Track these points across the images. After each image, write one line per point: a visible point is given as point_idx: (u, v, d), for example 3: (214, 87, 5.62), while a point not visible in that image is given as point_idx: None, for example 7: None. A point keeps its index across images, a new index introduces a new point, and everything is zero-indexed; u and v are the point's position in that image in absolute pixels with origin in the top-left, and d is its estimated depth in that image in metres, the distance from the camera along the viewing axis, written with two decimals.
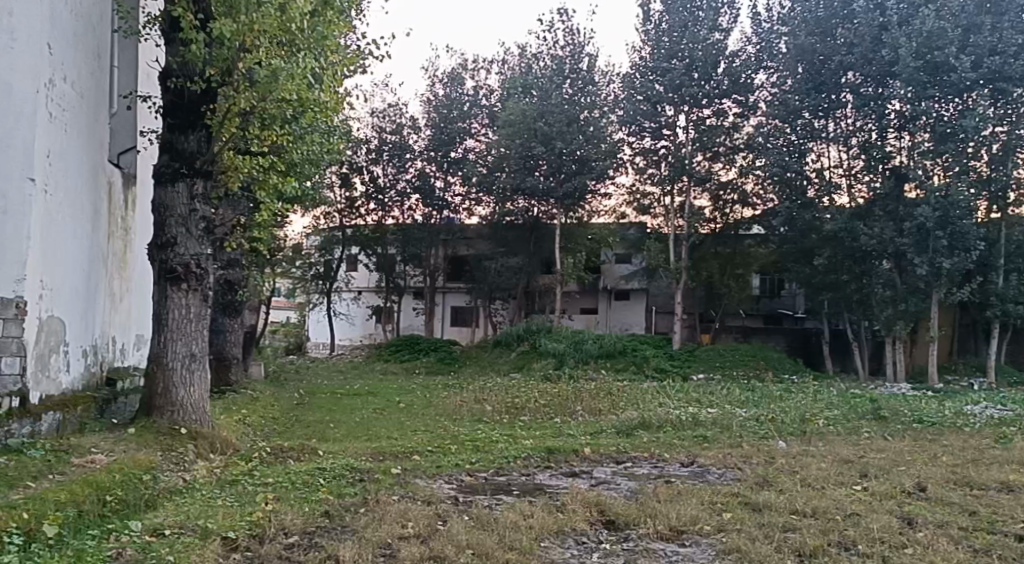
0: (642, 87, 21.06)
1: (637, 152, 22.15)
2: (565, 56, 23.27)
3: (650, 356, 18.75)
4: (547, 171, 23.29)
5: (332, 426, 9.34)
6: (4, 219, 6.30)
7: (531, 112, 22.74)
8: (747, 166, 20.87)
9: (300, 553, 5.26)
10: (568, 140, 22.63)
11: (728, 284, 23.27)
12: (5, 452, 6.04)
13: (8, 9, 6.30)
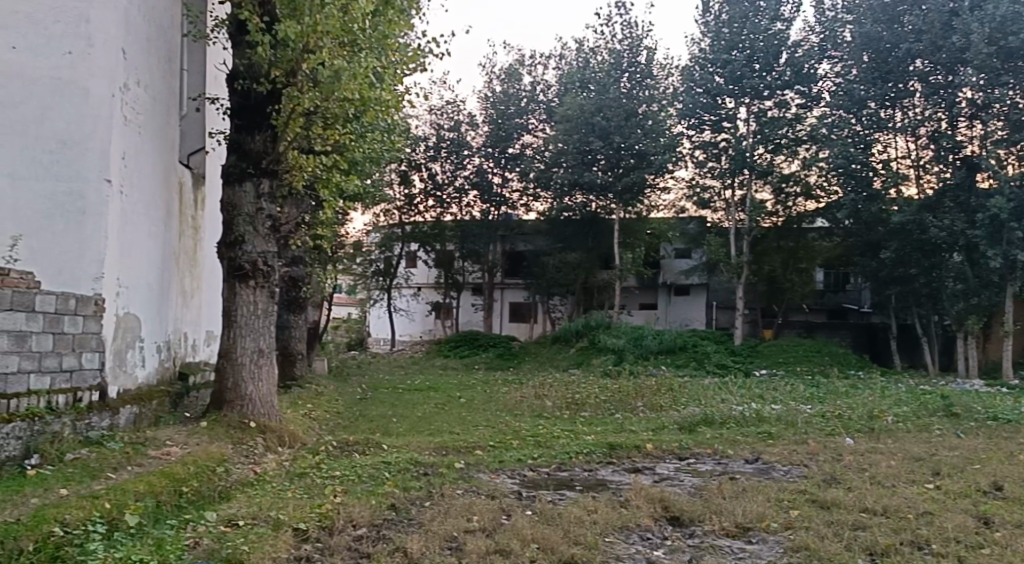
0: (701, 79, 20.96)
1: (696, 146, 21.95)
2: (623, 49, 23.15)
3: (711, 352, 18.53)
4: (605, 167, 23.62)
5: (395, 420, 9.47)
6: (83, 219, 6.48)
7: (588, 107, 23.03)
8: (811, 158, 20.37)
9: (368, 545, 5.41)
10: (626, 134, 22.86)
11: (791, 279, 23.09)
12: (87, 443, 6.33)
13: (85, 16, 6.53)
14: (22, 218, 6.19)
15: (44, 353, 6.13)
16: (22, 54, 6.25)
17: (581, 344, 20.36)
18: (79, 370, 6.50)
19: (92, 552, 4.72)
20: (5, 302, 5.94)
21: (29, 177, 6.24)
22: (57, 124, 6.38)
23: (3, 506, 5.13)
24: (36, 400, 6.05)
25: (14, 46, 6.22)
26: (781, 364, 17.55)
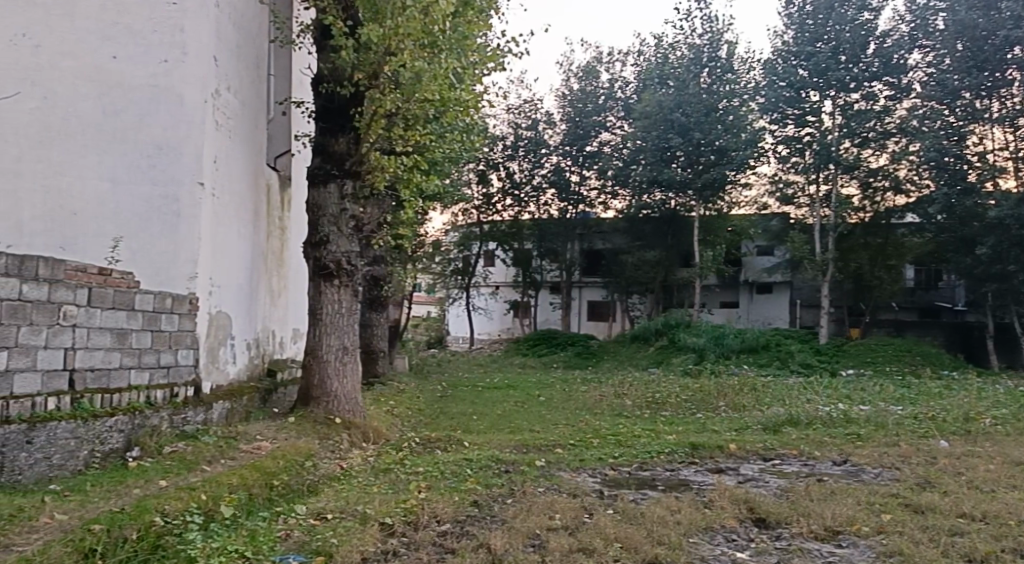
0: (784, 72, 20.79)
1: (779, 140, 21.93)
2: (704, 44, 22.99)
3: (794, 352, 18.10)
4: (684, 163, 23.66)
5: (476, 418, 9.54)
6: (178, 221, 6.80)
7: (667, 103, 23.09)
8: (900, 151, 20.31)
9: (453, 540, 5.48)
10: (706, 130, 22.78)
11: (880, 276, 22.74)
12: (184, 437, 6.67)
13: (180, 26, 6.84)
14: (124, 220, 6.62)
15: (143, 350, 6.48)
16: (123, 64, 6.63)
17: (662, 342, 20.41)
18: (176, 366, 6.90)
19: (191, 540, 4.91)
20: (109, 301, 6.18)
21: (129, 181, 6.63)
22: (155, 130, 6.72)
23: (108, 496, 5.41)
24: (137, 395, 6.41)
25: (115, 56, 6.62)
26: (869, 364, 17.09)
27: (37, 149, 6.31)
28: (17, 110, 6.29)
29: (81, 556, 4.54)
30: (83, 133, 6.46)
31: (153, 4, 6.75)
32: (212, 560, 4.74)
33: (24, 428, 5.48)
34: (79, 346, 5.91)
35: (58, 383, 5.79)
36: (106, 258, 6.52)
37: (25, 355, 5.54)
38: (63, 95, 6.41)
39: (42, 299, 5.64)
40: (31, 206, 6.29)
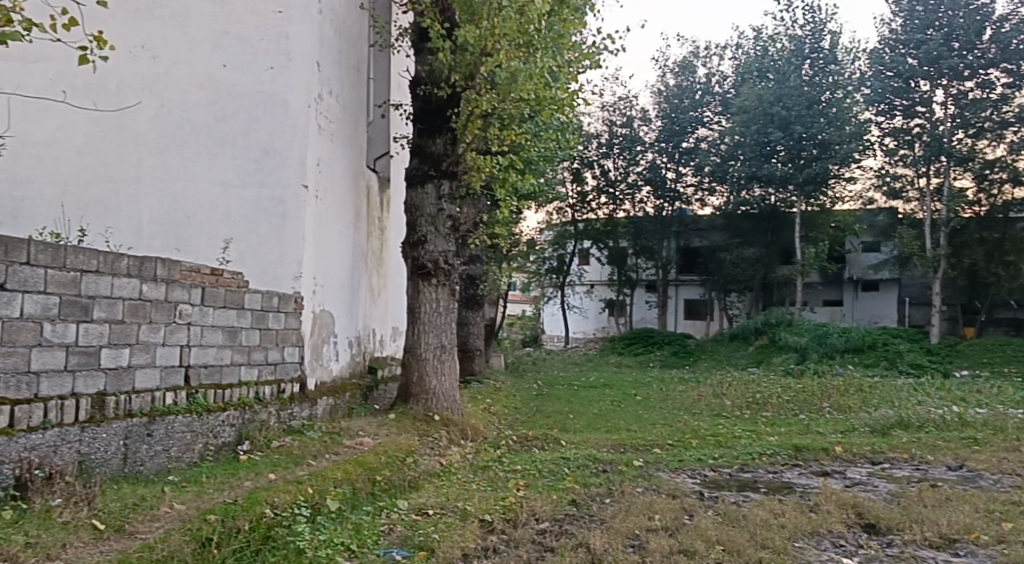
0: (892, 62, 21.44)
1: (887, 133, 22.47)
2: (805, 35, 24.09)
3: (904, 352, 17.48)
4: (785, 158, 24.51)
5: (571, 417, 9.56)
6: (283, 222, 7.12)
7: (768, 97, 24.13)
8: (1019, 142, 20.82)
9: (552, 538, 5.49)
10: (808, 123, 23.50)
11: (996, 272, 22.82)
12: (291, 432, 7.03)
13: (286, 33, 7.13)
14: (233, 222, 7.12)
15: (252, 347, 6.89)
16: (232, 71, 7.11)
17: (762, 342, 20.13)
18: (282, 363, 7.31)
19: (299, 531, 5.07)
20: (221, 300, 6.58)
21: (238, 185, 7.12)
22: (261, 135, 7.11)
23: (222, 487, 5.64)
24: (246, 390, 6.82)
25: (226, 64, 7.11)
26: (985, 365, 16.40)
27: (157, 157, 7.08)
28: (139, 119, 7.08)
29: (198, 544, 4.69)
30: (195, 139, 7.09)
31: (261, 14, 7.12)
32: (321, 553, 4.88)
33: (144, 421, 5.82)
34: (193, 343, 6.32)
35: (175, 379, 6.20)
36: (217, 258, 7.07)
37: (145, 352, 5.95)
38: (178, 104, 7.09)
39: (160, 298, 6.04)
40: (152, 208, 7.07)
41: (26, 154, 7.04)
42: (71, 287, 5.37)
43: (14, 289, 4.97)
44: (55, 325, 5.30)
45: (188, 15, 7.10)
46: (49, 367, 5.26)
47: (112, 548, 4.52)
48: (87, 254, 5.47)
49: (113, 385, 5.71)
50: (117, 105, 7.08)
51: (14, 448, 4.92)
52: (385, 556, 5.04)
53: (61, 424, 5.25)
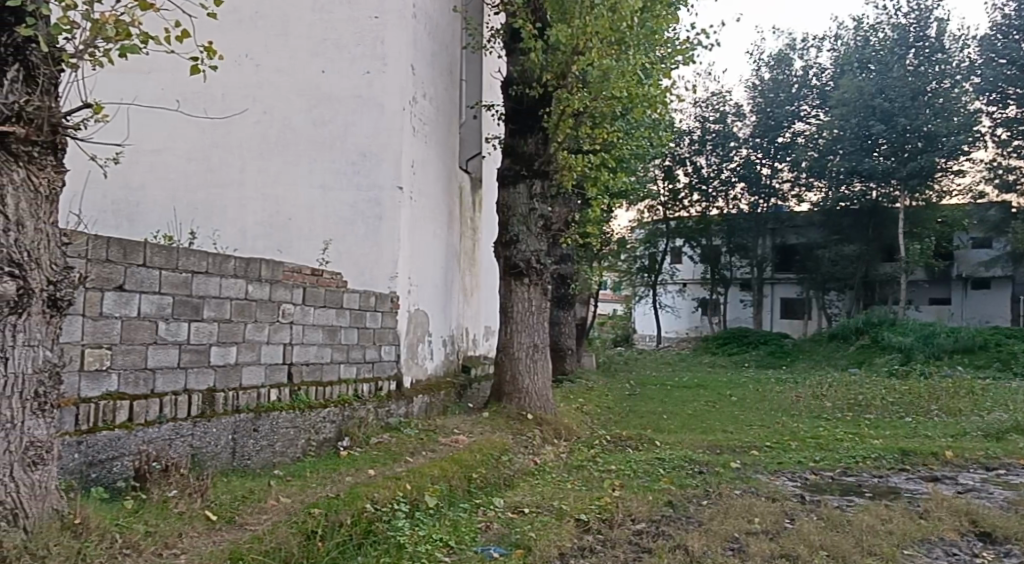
0: (1006, 49, 22.29)
1: (999, 123, 23.00)
2: (910, 23, 23.52)
3: (1018, 352, 16.63)
4: (887, 152, 23.67)
5: (665, 417, 9.49)
6: (380, 224, 7.32)
7: (869, 89, 23.51)
8: None
9: (649, 539, 5.43)
10: (912, 116, 22.83)
11: None
12: (388, 429, 7.20)
13: (381, 38, 7.38)
14: (332, 223, 7.36)
15: (351, 346, 7.09)
16: (330, 77, 7.41)
17: (863, 342, 19.50)
18: (379, 361, 7.51)
19: (400, 526, 5.19)
20: (321, 299, 6.78)
21: (336, 187, 7.37)
22: (358, 138, 7.35)
23: (324, 482, 5.80)
24: (346, 388, 7.02)
25: (325, 70, 7.42)
26: None
27: (260, 161, 7.43)
28: (243, 126, 7.46)
29: (304, 536, 4.80)
30: (296, 144, 7.40)
31: (359, 20, 7.41)
32: (419, 547, 4.95)
33: (251, 416, 6.04)
34: (296, 341, 6.54)
35: (279, 376, 6.42)
36: (317, 259, 7.33)
37: (251, 350, 6.18)
38: (280, 110, 7.42)
39: (264, 298, 6.27)
40: (255, 212, 7.42)
41: (139, 161, 7.50)
42: (183, 288, 5.62)
43: (131, 290, 5.23)
44: (169, 325, 5.54)
45: (289, 24, 7.45)
46: (164, 364, 5.51)
47: (223, 538, 4.68)
48: (197, 256, 5.71)
49: (222, 382, 5.95)
50: (223, 112, 7.49)
51: (133, 441, 5.18)
52: (482, 553, 5.07)
53: (175, 419, 5.50)
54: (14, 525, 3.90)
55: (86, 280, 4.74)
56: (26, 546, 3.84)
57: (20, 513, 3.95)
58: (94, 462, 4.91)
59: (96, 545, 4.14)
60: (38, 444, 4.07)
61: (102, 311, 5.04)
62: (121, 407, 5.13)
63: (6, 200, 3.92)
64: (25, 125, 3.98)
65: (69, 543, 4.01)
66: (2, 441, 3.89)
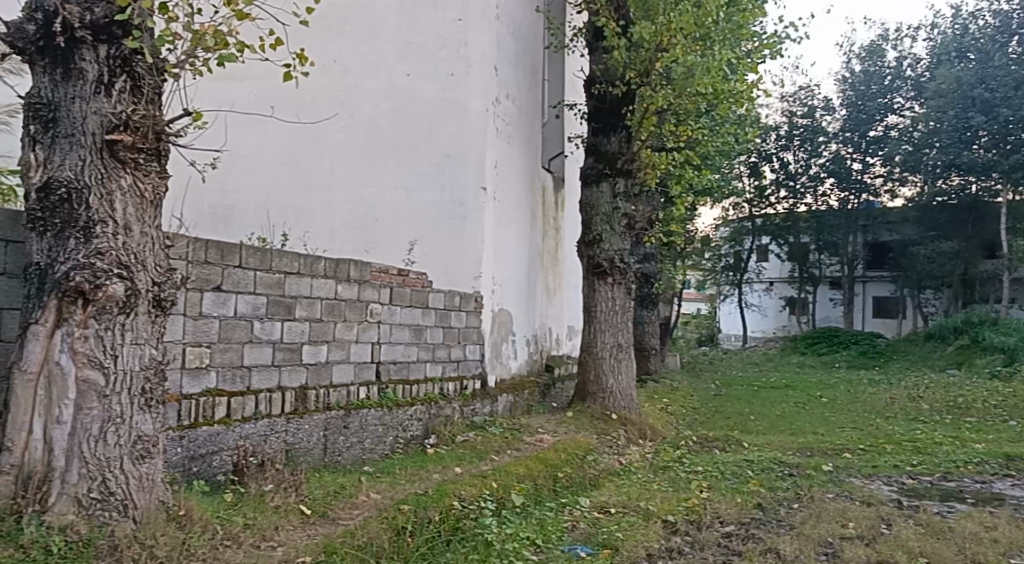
0: None
1: None
2: (1014, 9, 22.28)
3: None
4: (988, 144, 22.52)
5: (752, 418, 9.33)
6: (464, 224, 7.46)
7: (967, 79, 22.53)
8: None
9: (739, 542, 5.33)
10: (1015, 105, 21.49)
11: None
12: (474, 427, 7.31)
13: (465, 40, 7.58)
14: (417, 224, 7.54)
15: (436, 345, 7.19)
16: (415, 80, 7.62)
17: (961, 342, 18.77)
18: (464, 361, 7.60)
19: (488, 524, 5.26)
20: (407, 299, 6.89)
21: (421, 189, 7.56)
22: (443, 140, 7.55)
23: (413, 479, 5.89)
24: (431, 387, 7.11)
25: (410, 73, 7.65)
26: None
27: (348, 164, 7.69)
28: (332, 130, 7.74)
29: (394, 532, 4.94)
30: (382, 146, 7.64)
31: (443, 23, 7.63)
32: (508, 544, 4.97)
33: (341, 414, 6.18)
34: (383, 340, 6.67)
35: (367, 374, 6.56)
36: (403, 260, 7.53)
37: (341, 349, 6.33)
38: (367, 113, 7.69)
39: (353, 297, 6.41)
40: (343, 213, 7.68)
41: (235, 166, 7.85)
42: (276, 288, 5.79)
43: (228, 290, 5.41)
44: (263, 324, 5.71)
45: (376, 29, 7.73)
46: (259, 362, 5.68)
47: (318, 532, 4.79)
48: (290, 257, 5.88)
49: (313, 379, 6.10)
50: (312, 117, 7.78)
51: (231, 436, 5.37)
52: (569, 552, 5.07)
53: (269, 415, 5.67)
54: (124, 515, 4.07)
55: (187, 281, 4.94)
56: (136, 536, 3.99)
57: (130, 504, 4.11)
58: (195, 457, 5.12)
59: (199, 535, 4.26)
60: (145, 439, 4.23)
61: (202, 310, 5.24)
62: (220, 404, 5.32)
63: (114, 205, 4.11)
64: (132, 134, 4.18)
65: (175, 533, 4.15)
66: (113, 435, 4.08)
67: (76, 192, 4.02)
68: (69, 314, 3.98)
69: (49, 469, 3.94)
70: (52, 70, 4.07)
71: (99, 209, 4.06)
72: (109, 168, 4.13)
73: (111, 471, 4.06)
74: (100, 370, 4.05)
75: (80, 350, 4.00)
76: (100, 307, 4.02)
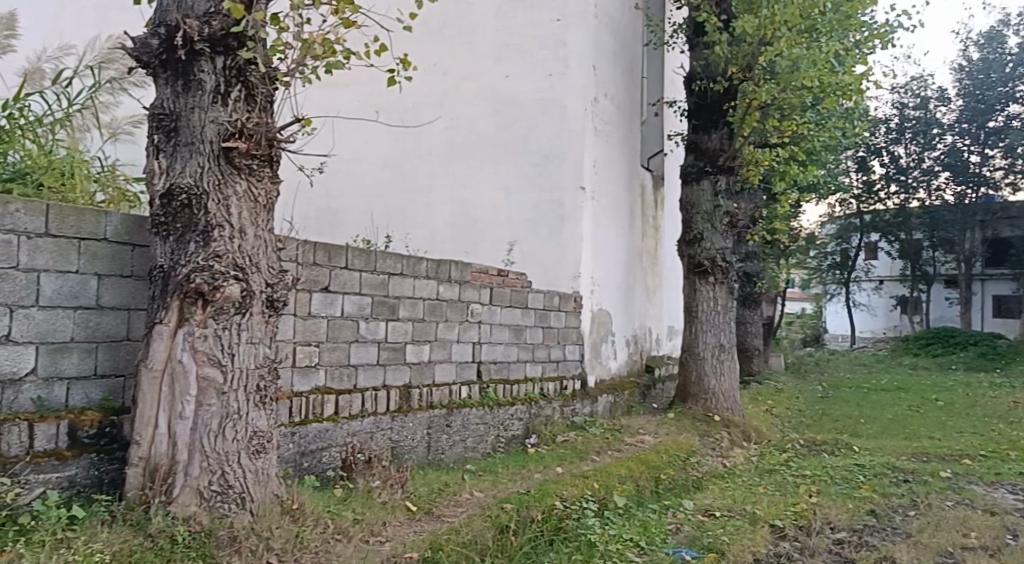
0: None
1: None
2: None
3: None
4: None
5: (862, 421, 9.08)
6: (562, 224, 7.53)
7: None
8: None
9: (851, 550, 5.15)
10: None
11: None
12: (574, 427, 7.35)
13: (564, 40, 7.66)
14: (516, 225, 7.66)
15: (536, 345, 7.26)
16: (513, 81, 7.78)
17: None
18: (564, 361, 7.66)
19: (590, 525, 5.22)
20: (507, 299, 6.98)
21: (520, 190, 7.67)
22: (541, 141, 7.65)
23: (516, 478, 5.93)
24: (531, 386, 7.18)
25: (508, 75, 7.81)
26: None
27: (447, 166, 7.91)
28: (433, 133, 7.99)
29: (497, 531, 4.86)
30: (480, 148, 7.82)
31: (542, 24, 7.74)
32: (611, 546, 4.93)
33: (444, 412, 6.29)
34: (484, 340, 6.77)
35: (469, 373, 6.67)
36: (503, 260, 7.66)
37: (442, 348, 6.44)
38: (467, 115, 7.90)
39: (454, 298, 6.51)
40: (444, 215, 7.89)
41: (338, 171, 8.18)
42: (380, 289, 5.91)
43: (336, 291, 5.55)
44: (369, 323, 5.84)
45: (474, 32, 7.94)
46: (365, 360, 5.82)
47: (423, 529, 4.87)
48: (393, 258, 5.99)
49: (417, 379, 6.21)
50: (414, 121, 8.08)
51: (339, 432, 5.51)
52: (674, 555, 4.98)
53: (375, 413, 5.81)
54: (242, 508, 4.23)
55: (297, 282, 5.08)
56: (253, 528, 4.14)
57: (247, 497, 4.26)
58: (306, 452, 5.26)
59: (312, 529, 4.41)
60: (260, 434, 4.37)
61: (311, 311, 5.38)
62: (328, 401, 5.46)
63: (231, 209, 4.27)
64: (246, 141, 4.32)
65: (289, 526, 4.29)
66: (231, 430, 4.23)
67: (196, 198, 4.19)
68: (191, 314, 4.16)
69: (174, 461, 4.13)
70: (174, 82, 4.27)
71: (217, 214, 4.22)
72: (226, 174, 4.29)
73: (229, 464, 4.21)
74: (219, 368, 4.21)
75: (200, 349, 4.17)
76: (218, 308, 4.19)
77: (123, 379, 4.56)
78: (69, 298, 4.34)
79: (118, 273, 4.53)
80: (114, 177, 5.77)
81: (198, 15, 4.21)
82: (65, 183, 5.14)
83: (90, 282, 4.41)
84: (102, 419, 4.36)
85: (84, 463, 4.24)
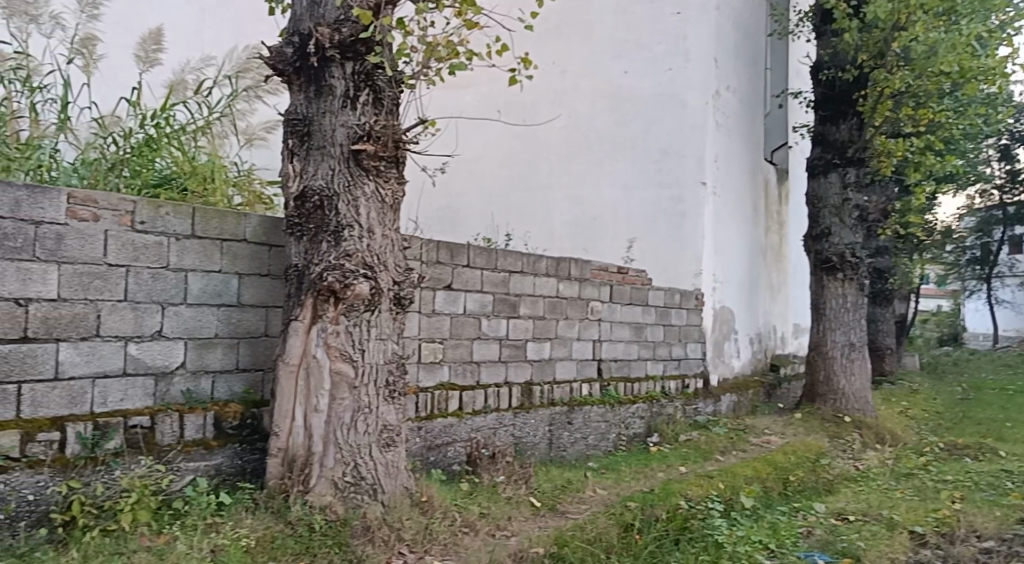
0: None
1: None
2: None
3: None
4: None
5: (1008, 425, 8.59)
6: (682, 220, 7.54)
7: None
8: None
9: (1001, 559, 4.83)
10: None
11: None
12: (698, 427, 7.28)
13: (684, 34, 7.61)
14: (635, 223, 7.72)
15: (657, 343, 7.23)
16: (631, 77, 7.82)
17: None
18: (685, 360, 7.59)
19: (716, 525, 5.10)
20: (627, 297, 6.97)
21: (638, 186, 7.73)
22: (660, 136, 7.65)
23: (639, 476, 5.89)
24: (653, 384, 7.16)
25: (626, 72, 7.87)
26: None
27: (564, 164, 8.06)
28: (551, 132, 8.18)
29: (622, 528, 4.81)
30: (598, 144, 7.92)
31: (661, 18, 7.71)
32: (741, 548, 4.78)
33: (565, 409, 6.30)
34: (604, 338, 6.77)
35: (590, 370, 6.69)
36: (623, 257, 7.74)
37: (563, 346, 6.47)
38: (584, 113, 8.03)
39: (574, 295, 6.53)
40: (563, 213, 8.05)
41: (460, 171, 8.49)
42: (502, 287, 5.97)
43: (458, 289, 5.65)
44: (490, 321, 5.91)
45: (592, 29, 8.05)
46: (487, 358, 5.90)
47: (549, 524, 4.89)
48: (514, 257, 6.04)
49: (538, 375, 6.27)
50: (533, 120, 8.27)
51: (464, 428, 5.60)
52: (807, 558, 4.79)
53: (498, 409, 5.86)
54: (374, 499, 4.33)
55: (422, 280, 5.19)
56: (385, 519, 4.25)
57: (379, 488, 4.36)
58: (432, 447, 5.35)
59: (441, 522, 4.50)
60: (389, 428, 4.47)
61: (436, 308, 5.50)
62: (452, 397, 5.55)
63: (359, 210, 4.38)
64: (374, 143, 4.43)
65: (419, 518, 4.40)
66: (362, 423, 4.35)
67: (328, 200, 4.33)
68: (323, 311, 4.29)
69: (310, 453, 4.27)
70: (307, 88, 4.43)
71: (347, 215, 4.33)
72: (356, 175, 4.42)
73: (361, 457, 4.33)
74: (350, 363, 4.33)
75: (333, 345, 4.30)
76: (349, 305, 4.29)
77: (262, 373, 4.75)
78: (213, 296, 4.52)
79: (257, 273, 4.72)
80: (252, 180, 6.05)
81: (330, 23, 4.35)
82: (208, 187, 5.41)
83: (231, 282, 4.60)
84: (244, 411, 4.56)
85: (228, 453, 4.44)
